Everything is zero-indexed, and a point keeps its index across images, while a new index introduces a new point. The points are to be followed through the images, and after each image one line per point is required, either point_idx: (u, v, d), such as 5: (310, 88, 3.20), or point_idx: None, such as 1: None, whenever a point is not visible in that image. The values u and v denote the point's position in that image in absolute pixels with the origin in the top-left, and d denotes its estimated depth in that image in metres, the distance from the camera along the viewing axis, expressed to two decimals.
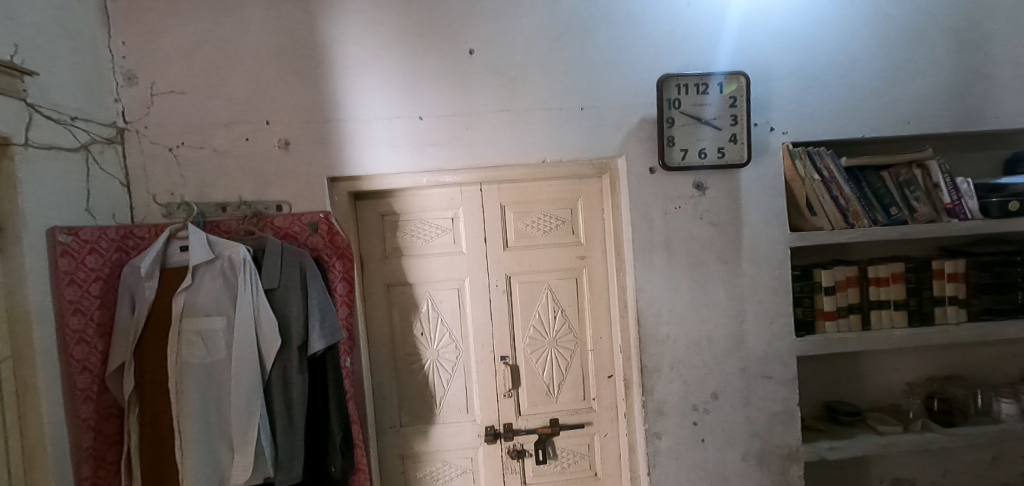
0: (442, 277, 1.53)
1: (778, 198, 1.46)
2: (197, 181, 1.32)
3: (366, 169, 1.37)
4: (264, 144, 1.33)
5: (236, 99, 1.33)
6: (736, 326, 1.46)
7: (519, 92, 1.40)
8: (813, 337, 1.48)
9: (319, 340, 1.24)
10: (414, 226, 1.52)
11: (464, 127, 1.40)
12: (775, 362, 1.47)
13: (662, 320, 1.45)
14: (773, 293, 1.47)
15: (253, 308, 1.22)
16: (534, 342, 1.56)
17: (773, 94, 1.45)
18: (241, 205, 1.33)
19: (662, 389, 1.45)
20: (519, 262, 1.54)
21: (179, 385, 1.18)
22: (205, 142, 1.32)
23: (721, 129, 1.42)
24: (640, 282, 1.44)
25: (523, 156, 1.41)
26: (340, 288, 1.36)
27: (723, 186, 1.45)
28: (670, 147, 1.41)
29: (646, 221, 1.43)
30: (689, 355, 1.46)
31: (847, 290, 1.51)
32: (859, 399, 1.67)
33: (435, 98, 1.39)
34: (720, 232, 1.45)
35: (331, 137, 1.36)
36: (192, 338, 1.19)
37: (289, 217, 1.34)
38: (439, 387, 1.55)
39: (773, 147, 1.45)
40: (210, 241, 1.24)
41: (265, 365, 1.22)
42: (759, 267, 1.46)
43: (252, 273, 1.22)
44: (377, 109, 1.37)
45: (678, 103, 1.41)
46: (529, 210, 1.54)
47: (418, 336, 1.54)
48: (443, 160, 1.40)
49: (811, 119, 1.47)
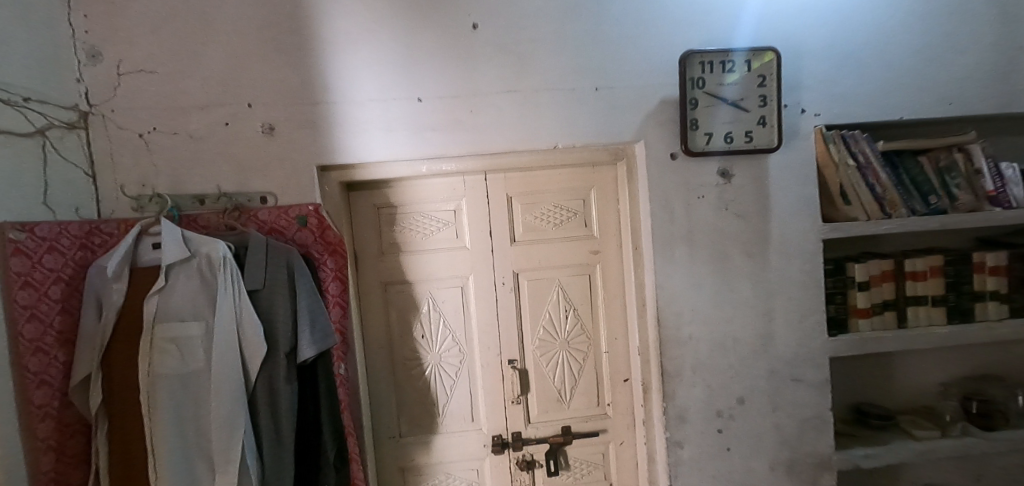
0: (445, 275, 1.41)
1: (810, 186, 1.34)
2: (171, 171, 1.19)
3: (359, 156, 1.24)
4: (247, 129, 1.20)
5: (215, 79, 1.19)
6: (764, 326, 1.35)
7: (528, 72, 1.28)
8: (846, 336, 1.37)
9: (309, 346, 1.12)
10: (412, 219, 1.39)
11: (467, 110, 1.27)
12: (806, 364, 1.36)
13: (684, 321, 1.33)
14: (804, 289, 1.35)
15: (235, 311, 1.09)
16: (543, 345, 1.45)
17: (804, 73, 1.33)
18: (220, 197, 1.20)
19: (684, 394, 1.33)
20: (527, 257, 1.42)
21: (151, 398, 1.05)
22: (180, 127, 1.19)
23: (749, 111, 1.30)
24: (661, 279, 1.32)
25: (532, 141, 1.29)
26: (332, 288, 1.24)
27: (750, 173, 1.33)
28: (692, 131, 1.29)
29: (666, 212, 1.31)
30: (714, 358, 1.34)
31: (882, 286, 1.40)
32: (890, 401, 1.56)
33: (434, 77, 1.26)
34: (747, 224, 1.33)
35: (321, 122, 1.23)
36: (165, 346, 1.06)
37: (275, 210, 1.21)
38: (441, 395, 1.43)
39: (805, 130, 1.33)
40: (185, 237, 1.11)
41: (249, 374, 1.11)
42: (789, 262, 1.35)
43: (233, 273, 1.10)
44: (372, 90, 1.24)
45: (703, 84, 1.29)
46: (537, 201, 1.42)
47: (418, 339, 1.42)
48: (444, 146, 1.27)
49: (845, 100, 1.35)
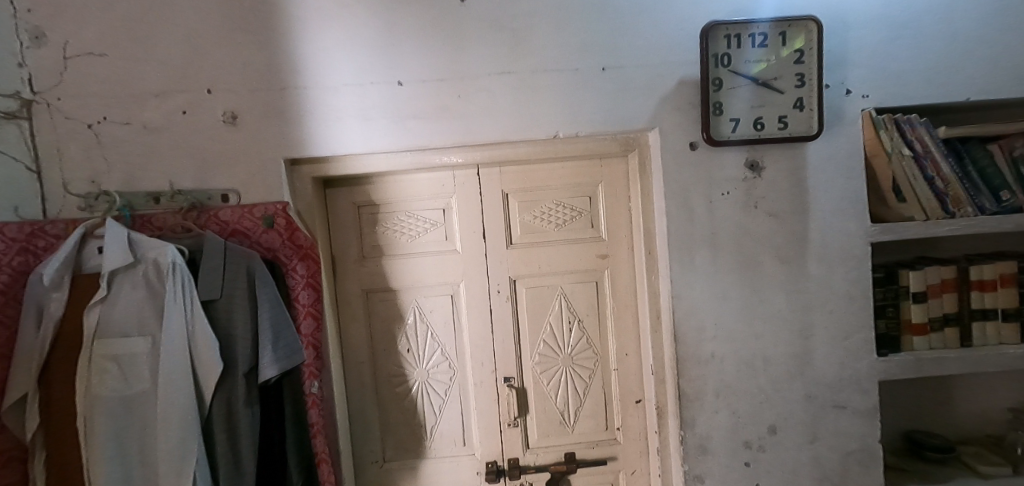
0: (433, 282, 1.25)
1: (856, 181, 1.14)
2: (123, 166, 1.06)
3: (333, 148, 1.10)
4: (207, 118, 1.07)
5: (171, 62, 1.06)
6: (801, 343, 1.16)
7: (524, 51, 1.11)
8: (900, 357, 1.17)
9: (271, 366, 0.99)
10: (397, 220, 1.25)
11: (455, 96, 1.11)
12: (851, 388, 1.16)
13: (705, 337, 1.15)
14: (849, 301, 1.15)
15: (187, 325, 0.97)
16: (545, 361, 1.28)
17: (850, 47, 1.13)
18: (176, 195, 1.06)
19: (705, 421, 1.15)
20: (526, 263, 1.26)
21: (88, 424, 0.92)
22: (132, 116, 1.06)
23: (783, 92, 1.11)
24: (678, 288, 1.14)
25: (529, 131, 1.12)
26: (303, 297, 1.10)
27: (785, 165, 1.14)
28: (717, 116, 1.11)
29: (685, 211, 1.13)
30: (740, 380, 1.16)
31: (942, 297, 1.19)
32: (948, 429, 1.35)
33: (417, 58, 1.10)
34: (781, 225, 1.14)
35: (289, 109, 1.09)
36: (106, 364, 0.93)
37: (238, 209, 1.08)
38: (430, 415, 1.28)
39: (850, 114, 1.14)
40: (132, 240, 0.98)
41: (203, 396, 0.98)
42: (830, 269, 1.15)
43: (185, 281, 0.97)
44: (346, 73, 1.09)
45: (729, 61, 1.10)
46: (537, 199, 1.26)
47: (404, 353, 1.27)
48: (429, 136, 1.11)
49: (900, 78, 1.14)
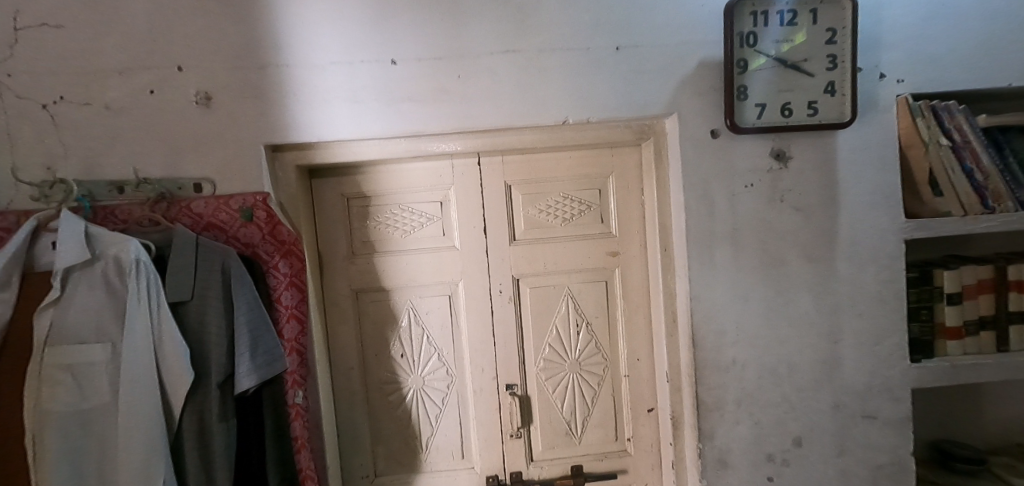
0: (429, 281, 1.15)
1: (890, 173, 1.05)
2: (82, 151, 0.95)
3: (319, 134, 1.00)
4: (177, 99, 0.96)
5: (136, 36, 0.95)
6: (829, 349, 1.07)
7: (530, 27, 1.01)
8: (934, 363, 1.08)
9: (248, 376, 0.88)
10: (390, 213, 1.14)
11: (453, 76, 1.00)
12: (881, 397, 1.07)
13: (726, 342, 1.06)
14: (880, 303, 1.06)
15: (152, 330, 0.86)
16: (550, 367, 1.19)
17: (886, 27, 1.04)
18: (143, 184, 0.96)
19: (725, 433, 1.06)
20: (531, 261, 1.16)
21: (38, 442, 0.81)
22: (93, 96, 0.95)
23: (814, 76, 1.01)
24: (697, 288, 1.05)
25: (535, 115, 1.02)
26: (286, 298, 1.00)
27: (813, 155, 1.05)
28: (741, 101, 1.02)
29: (705, 205, 1.04)
30: (763, 388, 1.07)
31: (978, 299, 1.11)
32: (977, 439, 1.26)
33: (412, 34, 0.99)
34: (808, 220, 1.05)
35: (270, 89, 0.98)
36: (58, 375, 0.83)
37: (212, 200, 0.96)
38: (425, 426, 1.18)
39: (883, 101, 1.05)
40: (90, 234, 0.87)
41: (172, 409, 0.88)
42: (860, 268, 1.06)
43: (150, 281, 0.86)
44: (334, 51, 0.99)
45: (755, 41, 1.01)
46: (543, 192, 1.16)
47: (397, 358, 1.17)
48: (425, 121, 1.01)
49: (938, 61, 1.05)
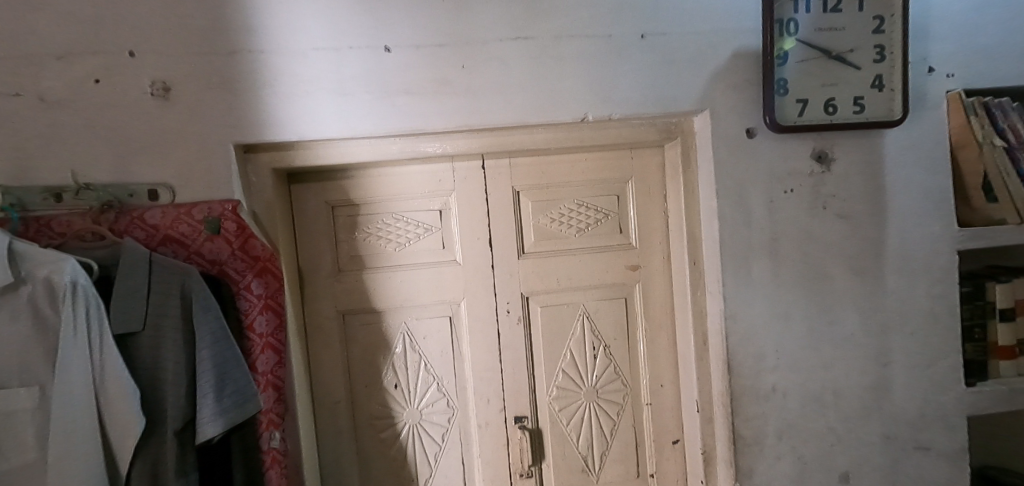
0: (427, 300, 1.01)
1: (942, 176, 0.95)
2: (11, 151, 0.79)
3: (299, 131, 0.85)
4: (129, 90, 0.81)
5: (78, 14, 0.80)
6: (878, 373, 0.95)
7: (544, 11, 0.88)
8: (991, 388, 0.98)
9: (213, 422, 0.72)
10: (382, 224, 1.00)
11: (456, 66, 0.87)
12: (935, 425, 0.96)
13: (765, 367, 0.94)
14: (932, 321, 0.96)
15: (92, 369, 0.70)
16: (564, 395, 1.05)
17: (935, 15, 0.94)
18: (86, 190, 0.80)
19: (765, 470, 0.94)
20: (542, 276, 1.03)
21: None
22: (24, 85, 0.79)
23: (859, 68, 0.91)
24: (733, 307, 0.93)
25: (550, 112, 0.89)
26: (260, 325, 0.85)
27: (859, 157, 0.94)
28: (780, 96, 0.91)
29: (741, 213, 0.92)
30: (806, 419, 0.95)
31: None
32: None
33: (409, 16, 0.86)
34: (855, 229, 0.94)
35: (240, 79, 0.83)
36: None
37: (171, 210, 0.81)
38: (423, 466, 1.03)
39: (932, 97, 0.95)
40: (14, 252, 0.71)
41: (117, 465, 0.72)
42: (911, 282, 0.95)
43: (90, 309, 0.70)
44: (317, 34, 0.85)
45: (795, 29, 0.90)
46: (555, 198, 1.03)
47: (390, 389, 1.02)
48: (424, 118, 0.87)
49: (990, 55, 0.95)
